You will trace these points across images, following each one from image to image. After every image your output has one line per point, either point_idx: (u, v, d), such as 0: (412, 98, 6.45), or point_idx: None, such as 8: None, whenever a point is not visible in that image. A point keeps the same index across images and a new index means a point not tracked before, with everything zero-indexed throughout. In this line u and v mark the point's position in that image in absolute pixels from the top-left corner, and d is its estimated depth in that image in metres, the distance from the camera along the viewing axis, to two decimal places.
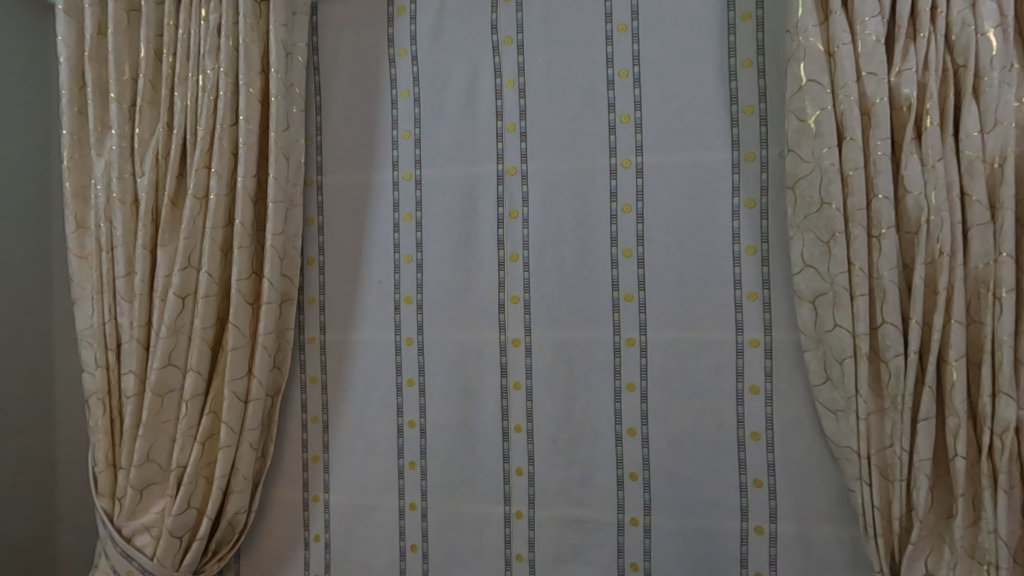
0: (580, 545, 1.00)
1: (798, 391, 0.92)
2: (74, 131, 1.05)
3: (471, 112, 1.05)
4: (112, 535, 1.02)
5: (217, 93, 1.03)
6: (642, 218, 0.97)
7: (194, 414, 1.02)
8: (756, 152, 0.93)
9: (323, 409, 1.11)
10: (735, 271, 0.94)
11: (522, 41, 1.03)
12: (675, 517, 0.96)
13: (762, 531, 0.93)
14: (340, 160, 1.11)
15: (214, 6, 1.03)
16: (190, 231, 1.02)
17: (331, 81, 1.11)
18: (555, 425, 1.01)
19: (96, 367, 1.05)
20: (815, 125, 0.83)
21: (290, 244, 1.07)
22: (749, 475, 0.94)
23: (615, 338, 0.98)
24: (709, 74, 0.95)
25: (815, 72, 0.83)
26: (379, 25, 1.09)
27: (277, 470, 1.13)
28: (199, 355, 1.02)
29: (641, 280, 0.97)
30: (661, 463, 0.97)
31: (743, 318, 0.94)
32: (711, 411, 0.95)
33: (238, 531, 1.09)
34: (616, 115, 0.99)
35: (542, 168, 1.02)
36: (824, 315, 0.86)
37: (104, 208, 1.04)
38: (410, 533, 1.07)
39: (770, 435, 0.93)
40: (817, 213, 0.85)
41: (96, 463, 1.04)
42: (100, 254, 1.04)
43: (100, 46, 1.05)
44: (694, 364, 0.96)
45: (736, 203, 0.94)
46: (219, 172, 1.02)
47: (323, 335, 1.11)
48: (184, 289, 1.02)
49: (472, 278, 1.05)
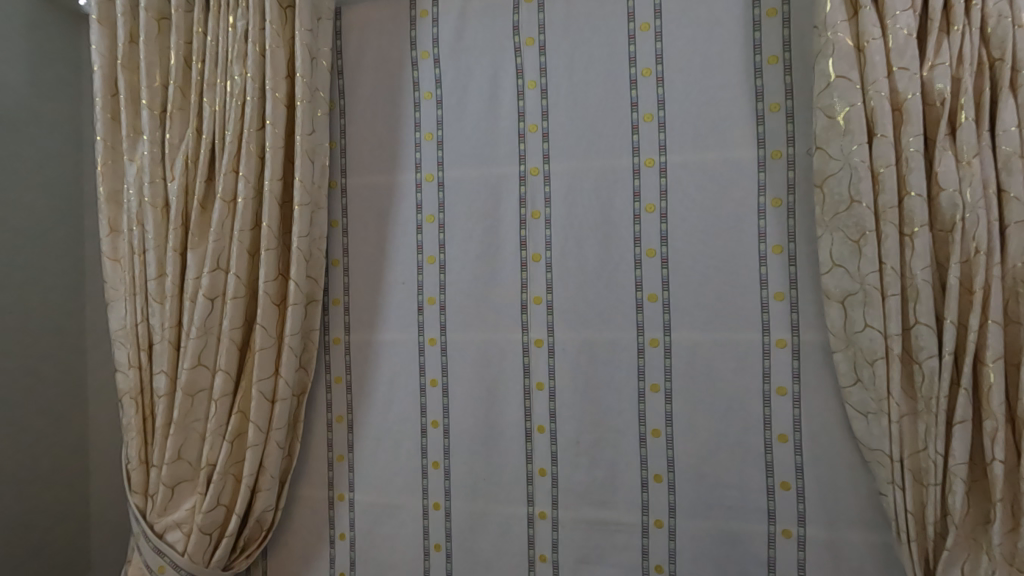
0: (603, 546, 1.00)
1: (827, 393, 0.90)
2: (108, 138, 1.09)
3: (493, 114, 1.05)
4: (145, 531, 1.04)
5: (244, 98, 1.05)
6: (665, 217, 0.97)
7: (223, 413, 1.04)
8: (782, 150, 0.92)
9: (347, 409, 1.12)
10: (761, 271, 0.93)
11: (544, 42, 1.03)
12: (700, 520, 0.96)
13: (790, 535, 0.92)
14: (364, 162, 1.12)
15: (241, 13, 1.05)
16: (219, 233, 1.04)
17: (355, 84, 1.13)
18: (578, 425, 1.01)
19: (129, 367, 1.07)
20: (844, 122, 0.82)
21: (315, 246, 1.09)
22: (776, 478, 0.92)
23: (639, 339, 0.98)
24: (734, 71, 0.94)
25: (844, 68, 0.82)
26: (401, 28, 1.10)
27: (303, 468, 1.14)
28: (228, 356, 1.04)
29: (665, 280, 0.97)
30: (687, 464, 0.96)
31: (770, 318, 0.93)
32: (738, 412, 0.94)
33: (266, 528, 1.11)
34: (639, 114, 0.98)
35: (564, 169, 1.02)
36: (854, 315, 0.84)
37: (136, 212, 1.06)
38: (434, 532, 1.08)
39: (798, 438, 0.92)
40: (846, 212, 0.83)
41: (130, 461, 1.07)
42: (133, 257, 1.07)
43: (132, 54, 1.08)
44: (720, 365, 0.95)
45: (762, 202, 0.93)
46: (246, 175, 1.04)
47: (348, 336, 1.13)
48: (214, 291, 1.04)
49: (495, 278, 1.05)
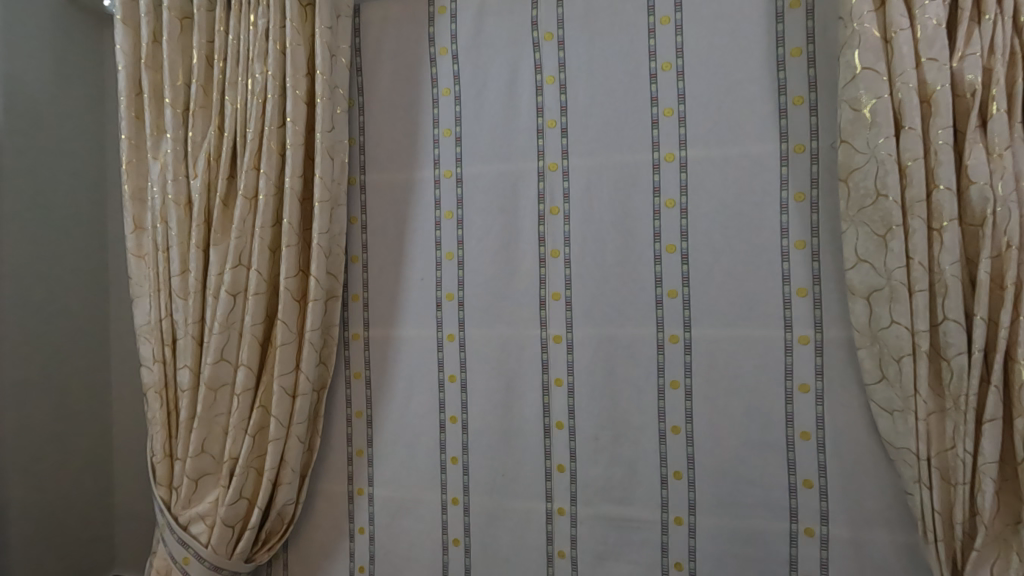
0: (623, 543, 1.00)
1: (851, 391, 0.89)
2: (132, 136, 1.10)
3: (512, 110, 1.05)
4: (169, 523, 1.06)
5: (265, 96, 1.06)
6: (686, 212, 0.96)
7: (245, 407, 1.06)
8: (806, 144, 0.91)
9: (367, 404, 1.13)
10: (784, 266, 0.92)
11: (563, 37, 1.02)
12: (721, 518, 0.95)
13: (813, 533, 0.91)
14: (382, 159, 1.13)
15: (262, 11, 1.06)
16: (241, 230, 1.05)
17: (374, 81, 1.13)
18: (597, 421, 1.00)
19: (154, 362, 1.09)
20: (870, 115, 0.81)
21: (335, 243, 1.10)
22: (799, 475, 0.91)
23: (659, 335, 0.97)
24: (756, 63, 0.93)
25: (870, 59, 0.80)
26: (420, 25, 1.11)
27: (323, 462, 1.16)
28: (250, 351, 1.05)
29: (685, 277, 0.96)
30: (707, 461, 0.95)
31: (792, 315, 0.92)
32: (759, 409, 0.93)
33: (287, 521, 1.13)
34: (659, 109, 0.97)
35: (583, 164, 1.01)
36: (880, 311, 0.83)
37: (160, 209, 1.08)
38: (453, 527, 1.09)
39: (821, 436, 0.90)
40: (872, 206, 0.82)
41: (154, 454, 1.09)
42: (157, 254, 1.08)
43: (155, 53, 1.10)
44: (741, 361, 0.94)
45: (785, 197, 0.92)
46: (268, 172, 1.05)
47: (367, 332, 1.14)
48: (236, 287, 1.05)
49: (513, 275, 1.05)
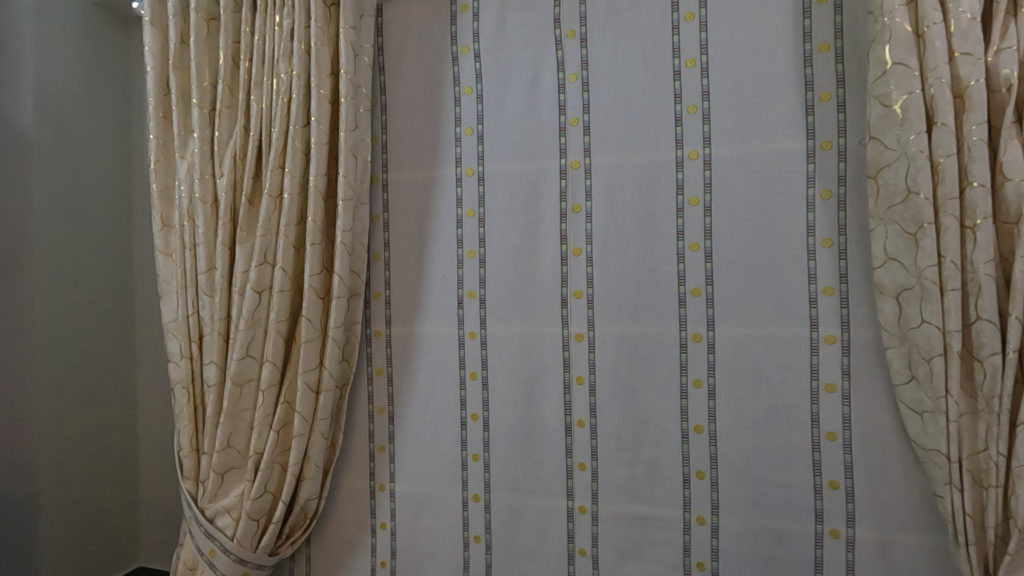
0: (644, 542, 0.99)
1: (879, 391, 0.88)
2: (160, 136, 1.12)
3: (534, 109, 1.05)
4: (196, 516, 1.08)
5: (290, 96, 1.07)
6: (709, 210, 0.95)
7: (270, 403, 1.07)
8: (833, 140, 0.90)
9: (389, 400, 1.14)
10: (810, 265, 0.91)
11: (585, 34, 1.02)
12: (745, 519, 0.94)
13: (839, 535, 0.90)
14: (405, 158, 1.14)
15: (287, 11, 1.07)
16: (266, 229, 1.06)
17: (396, 80, 1.14)
18: (619, 420, 1.00)
19: (181, 358, 1.11)
20: (901, 111, 0.79)
21: (358, 241, 1.11)
22: (824, 477, 0.90)
23: (681, 334, 0.97)
24: (782, 59, 0.92)
25: (901, 54, 0.79)
26: (442, 24, 1.11)
27: (345, 458, 1.17)
28: (274, 347, 1.07)
29: (709, 275, 0.95)
30: (730, 461, 0.95)
31: (818, 314, 0.91)
32: (784, 409, 0.92)
33: (310, 516, 1.14)
34: (683, 106, 0.97)
35: (605, 162, 1.01)
36: (910, 311, 0.81)
37: (187, 208, 1.10)
38: (474, 524, 1.09)
39: (847, 437, 0.89)
40: (902, 204, 0.80)
41: (182, 448, 1.11)
42: (184, 251, 1.10)
43: (183, 54, 1.12)
44: (766, 361, 0.93)
45: (811, 194, 0.91)
46: (293, 171, 1.06)
47: (389, 329, 1.14)
48: (261, 285, 1.07)
49: (535, 274, 1.05)
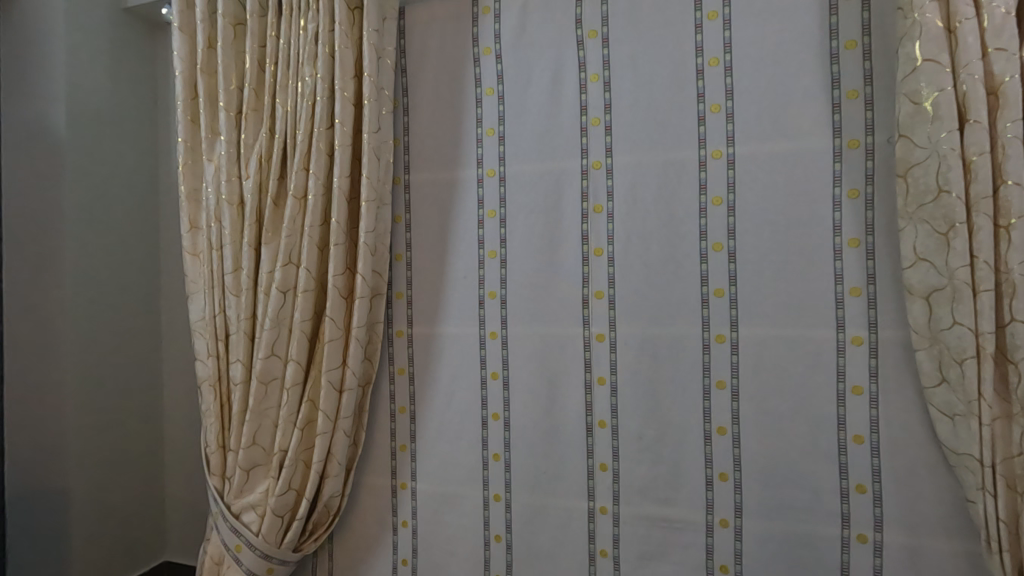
0: (665, 544, 0.99)
1: (908, 394, 0.86)
2: (188, 139, 1.15)
3: (555, 109, 1.05)
4: (222, 511, 1.10)
5: (314, 99, 1.08)
6: (733, 210, 0.94)
7: (294, 401, 1.09)
8: (860, 139, 0.88)
9: (410, 400, 1.15)
10: (836, 265, 0.90)
11: (607, 34, 1.02)
12: (769, 521, 0.93)
13: (866, 540, 0.88)
14: (427, 158, 1.15)
15: (312, 15, 1.08)
16: (291, 230, 1.08)
17: (418, 82, 1.15)
18: (640, 421, 1.00)
19: (208, 356, 1.13)
20: (932, 108, 0.78)
21: (380, 241, 1.12)
22: (851, 480, 0.89)
23: (704, 335, 0.96)
24: (808, 57, 0.91)
25: (932, 50, 0.77)
26: (464, 26, 1.12)
27: (367, 456, 1.18)
28: (299, 347, 1.08)
29: (733, 275, 0.95)
30: (754, 463, 0.94)
31: (845, 315, 0.89)
32: (810, 412, 0.91)
33: (333, 513, 1.16)
34: (706, 105, 0.96)
35: (627, 162, 1.01)
36: (941, 312, 0.80)
37: (214, 209, 1.12)
38: (495, 523, 1.09)
39: (875, 440, 0.88)
40: (933, 203, 0.79)
41: (209, 444, 1.13)
42: (211, 252, 1.13)
43: (210, 59, 1.14)
44: (791, 362, 0.92)
45: (838, 194, 0.89)
46: (317, 172, 1.07)
47: (411, 329, 1.15)
48: (286, 285, 1.09)
49: (556, 274, 1.05)
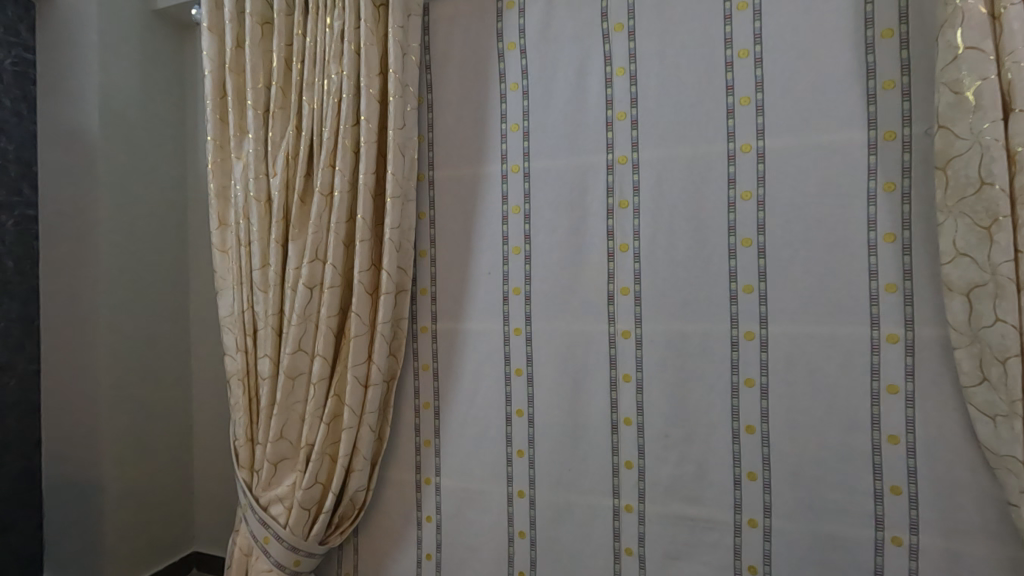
0: (692, 544, 0.98)
1: (946, 393, 0.84)
2: (217, 137, 1.17)
3: (580, 103, 1.04)
4: (251, 504, 1.12)
5: (340, 96, 1.09)
6: (762, 205, 0.92)
7: (321, 396, 1.10)
8: (897, 131, 0.86)
9: (434, 395, 1.16)
10: (870, 260, 0.87)
11: (633, 27, 1.01)
12: (800, 522, 0.91)
13: (901, 542, 0.86)
14: (452, 155, 1.15)
15: (338, 14, 1.09)
16: (317, 226, 1.09)
17: (442, 78, 1.15)
18: (667, 418, 0.99)
19: (236, 351, 1.15)
20: (974, 97, 0.75)
21: (405, 237, 1.13)
22: (885, 482, 0.87)
23: (733, 332, 0.95)
24: (842, 47, 0.88)
25: (975, 38, 0.75)
26: (488, 21, 1.11)
27: (392, 451, 1.19)
28: (325, 342, 1.09)
29: (762, 271, 0.93)
30: (784, 463, 0.92)
31: (880, 311, 0.87)
32: (842, 411, 0.89)
33: (358, 507, 1.17)
34: (735, 98, 0.94)
35: (654, 156, 0.99)
36: (982, 308, 0.77)
37: (242, 207, 1.14)
38: (519, 519, 1.09)
39: (911, 440, 0.85)
40: (974, 196, 0.76)
41: (237, 438, 1.15)
42: (239, 249, 1.14)
43: (238, 58, 1.15)
44: (822, 360, 0.90)
45: (872, 187, 0.87)
46: (343, 169, 1.08)
47: (435, 325, 1.16)
48: (312, 280, 1.10)
49: (581, 270, 1.04)
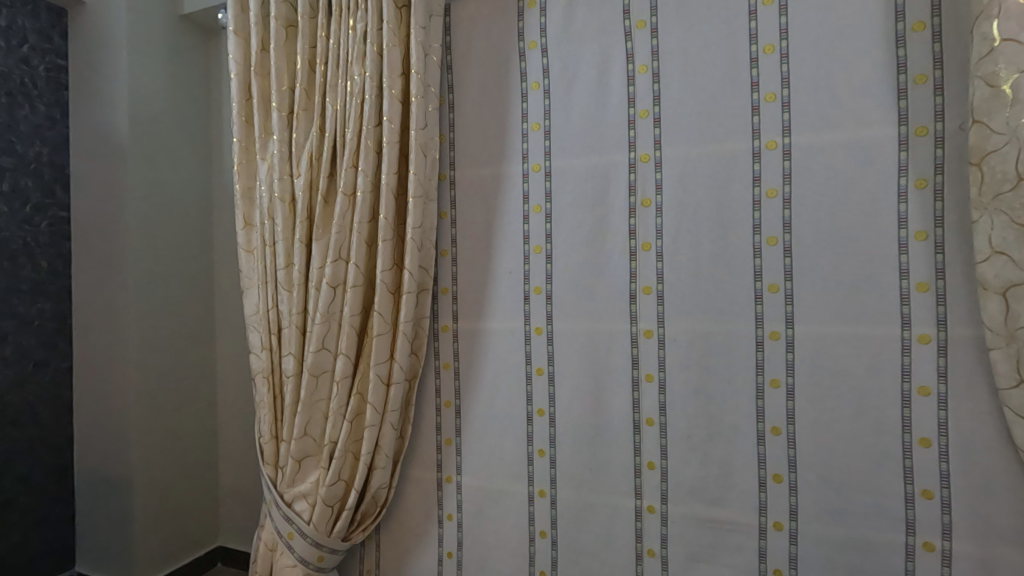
0: (716, 546, 0.97)
1: (980, 395, 0.81)
2: (243, 139, 1.18)
3: (602, 102, 1.04)
4: (276, 500, 1.13)
5: (363, 97, 1.10)
6: (789, 202, 0.91)
7: (344, 394, 1.11)
8: (929, 126, 0.83)
9: (455, 394, 1.16)
10: (901, 259, 0.85)
11: (656, 24, 1.00)
12: (828, 525, 0.89)
13: (933, 548, 0.84)
14: (473, 154, 1.15)
15: (361, 15, 1.10)
16: (341, 226, 1.10)
17: (463, 79, 1.15)
18: (690, 419, 0.98)
19: (262, 349, 1.17)
20: (1011, 91, 0.73)
21: (427, 236, 1.13)
22: (916, 485, 0.85)
23: (758, 332, 0.93)
24: (872, 42, 0.86)
25: (1012, 30, 0.73)
26: (510, 20, 1.11)
27: (413, 449, 1.20)
28: (348, 341, 1.11)
29: (788, 270, 0.91)
30: (811, 465, 0.90)
31: (911, 311, 0.85)
32: (872, 413, 0.87)
33: (381, 504, 1.18)
34: (760, 94, 0.93)
35: (677, 154, 0.98)
36: (1019, 308, 0.75)
37: (268, 207, 1.15)
38: (540, 519, 1.09)
39: (944, 444, 0.83)
40: (1011, 192, 0.74)
41: (262, 435, 1.16)
42: (265, 249, 1.16)
43: (263, 60, 1.17)
44: (851, 361, 0.88)
45: (903, 183, 0.85)
46: (366, 169, 1.09)
47: (456, 324, 1.16)
48: (336, 280, 1.11)
49: (603, 269, 1.04)
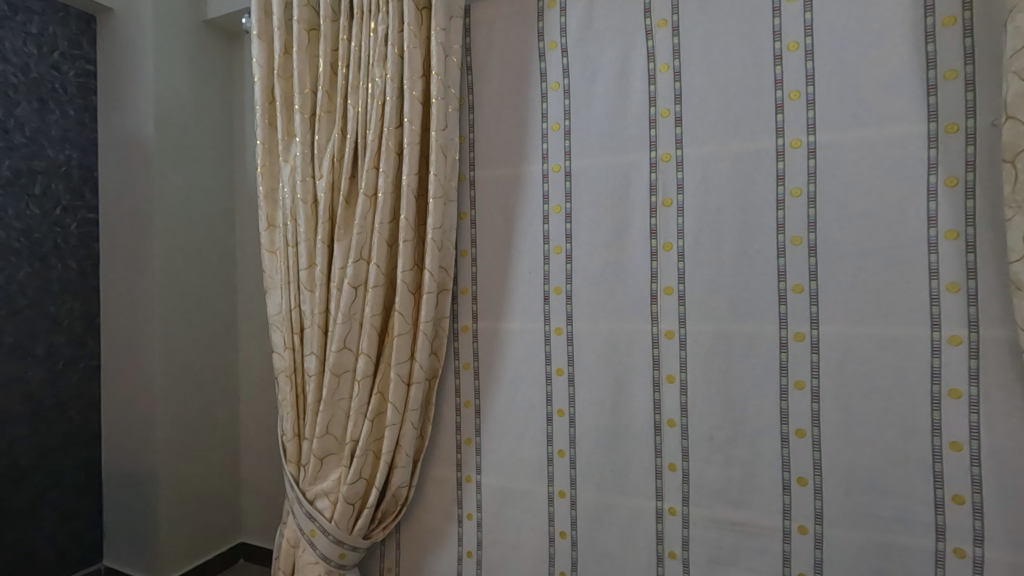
0: (738, 549, 0.95)
1: (1014, 398, 0.79)
2: (266, 141, 1.20)
3: (622, 102, 1.03)
4: (298, 497, 1.15)
5: (384, 99, 1.11)
6: (814, 201, 0.90)
7: (365, 393, 1.12)
8: (960, 122, 0.82)
9: (475, 394, 1.17)
10: (930, 258, 0.83)
11: (677, 22, 0.99)
12: (854, 529, 0.88)
13: (964, 554, 0.82)
14: (493, 155, 1.15)
15: (382, 18, 1.11)
16: (362, 227, 1.11)
17: (483, 80, 1.16)
18: (712, 420, 0.97)
19: (284, 349, 1.18)
20: None
21: (447, 237, 1.14)
22: (946, 490, 0.83)
23: (782, 333, 0.92)
24: (900, 37, 0.85)
25: None
26: (530, 21, 1.11)
27: (433, 448, 1.21)
28: (369, 340, 1.12)
29: (812, 270, 0.90)
30: (837, 468, 0.89)
31: (941, 311, 0.83)
32: (900, 415, 0.85)
33: (401, 503, 1.19)
34: (785, 92, 0.92)
35: (698, 153, 0.98)
36: None
37: (290, 209, 1.17)
38: (560, 520, 1.09)
39: (975, 448, 0.81)
40: None
41: (285, 433, 1.18)
42: (287, 249, 1.17)
43: (286, 64, 1.19)
44: (878, 362, 0.86)
45: (933, 181, 0.83)
46: (387, 171, 1.10)
47: (475, 324, 1.17)
48: (357, 280, 1.12)
49: (623, 270, 1.03)
